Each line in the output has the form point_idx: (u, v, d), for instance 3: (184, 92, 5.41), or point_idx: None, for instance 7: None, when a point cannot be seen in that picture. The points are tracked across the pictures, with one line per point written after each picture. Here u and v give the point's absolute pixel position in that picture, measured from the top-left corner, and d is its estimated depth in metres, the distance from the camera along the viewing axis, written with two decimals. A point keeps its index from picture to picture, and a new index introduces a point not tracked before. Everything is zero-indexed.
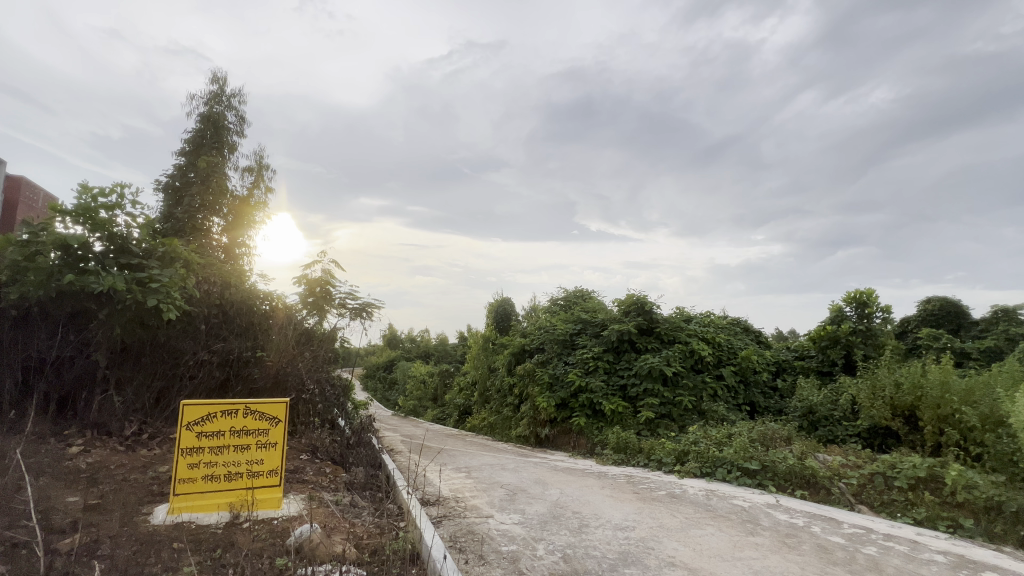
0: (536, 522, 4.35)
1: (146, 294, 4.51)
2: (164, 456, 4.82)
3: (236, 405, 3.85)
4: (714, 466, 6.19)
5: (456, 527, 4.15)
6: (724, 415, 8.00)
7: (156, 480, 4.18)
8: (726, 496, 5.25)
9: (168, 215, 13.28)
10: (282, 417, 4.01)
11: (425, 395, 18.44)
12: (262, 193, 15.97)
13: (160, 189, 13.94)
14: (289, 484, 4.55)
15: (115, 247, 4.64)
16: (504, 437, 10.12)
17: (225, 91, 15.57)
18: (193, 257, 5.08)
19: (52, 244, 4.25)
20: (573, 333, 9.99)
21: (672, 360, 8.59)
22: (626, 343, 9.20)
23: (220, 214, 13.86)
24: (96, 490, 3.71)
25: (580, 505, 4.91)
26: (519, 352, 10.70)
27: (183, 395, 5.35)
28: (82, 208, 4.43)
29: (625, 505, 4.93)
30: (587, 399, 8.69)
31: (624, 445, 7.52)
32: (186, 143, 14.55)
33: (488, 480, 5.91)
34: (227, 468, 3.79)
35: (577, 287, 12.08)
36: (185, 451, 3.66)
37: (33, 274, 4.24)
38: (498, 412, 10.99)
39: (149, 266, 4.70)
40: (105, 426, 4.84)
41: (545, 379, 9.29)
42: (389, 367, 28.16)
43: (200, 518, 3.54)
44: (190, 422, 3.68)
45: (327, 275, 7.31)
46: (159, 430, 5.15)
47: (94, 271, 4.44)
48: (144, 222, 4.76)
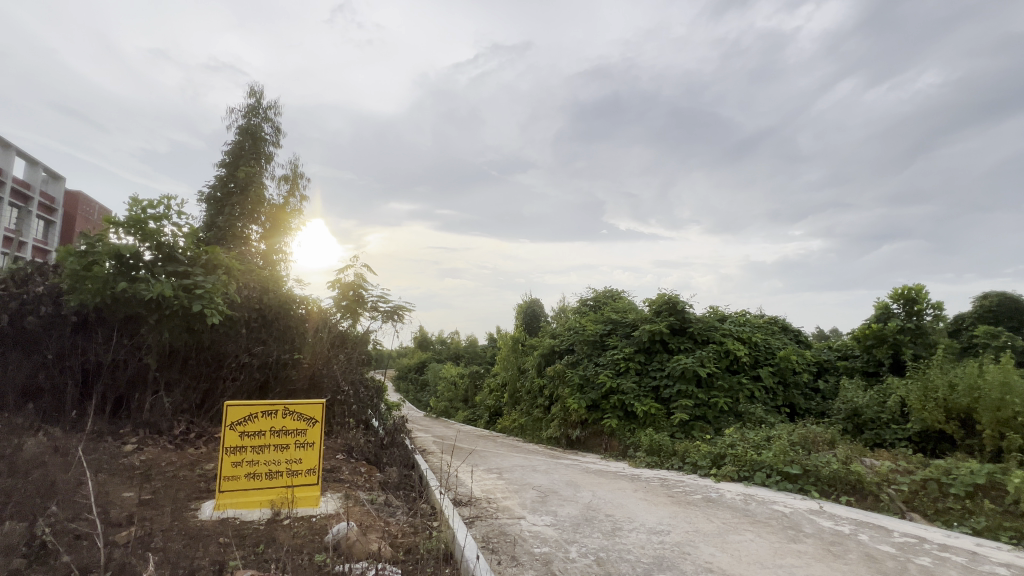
0: (569, 524, 4.32)
1: (191, 300, 4.77)
2: (209, 454, 5.06)
3: (276, 406, 4.00)
4: (753, 469, 5.99)
5: (489, 527, 4.17)
6: (762, 417, 7.74)
7: (203, 477, 4.39)
8: (765, 501, 5.09)
9: (210, 223, 13.95)
10: (319, 418, 4.13)
11: (456, 396, 18.66)
12: (298, 200, 16.55)
13: (203, 199, 14.65)
14: (327, 483, 4.69)
15: (163, 256, 4.91)
16: (535, 438, 10.13)
17: (262, 104, 16.24)
18: (234, 263, 5.31)
19: (107, 254, 4.55)
20: (602, 333, 9.88)
21: (706, 360, 8.37)
22: (658, 343, 9.02)
23: (259, 222, 14.46)
24: (148, 486, 3.92)
25: (613, 507, 4.85)
26: (548, 353, 10.68)
27: (226, 396, 5.59)
28: (133, 220, 4.70)
29: (659, 508, 4.84)
30: (619, 401, 8.59)
31: (658, 447, 7.38)
32: (227, 155, 15.23)
33: (520, 481, 5.92)
34: (267, 467, 3.93)
35: (607, 287, 11.95)
36: (229, 450, 3.83)
37: (90, 283, 4.53)
38: (529, 414, 10.99)
39: (194, 273, 4.95)
40: (155, 425, 5.09)
41: (575, 380, 9.25)
42: (420, 369, 28.59)
43: (243, 514, 3.69)
44: (234, 422, 3.85)
45: (359, 279, 7.51)
46: (205, 429, 5.40)
47: (144, 279, 4.71)
48: (188, 232, 5.00)
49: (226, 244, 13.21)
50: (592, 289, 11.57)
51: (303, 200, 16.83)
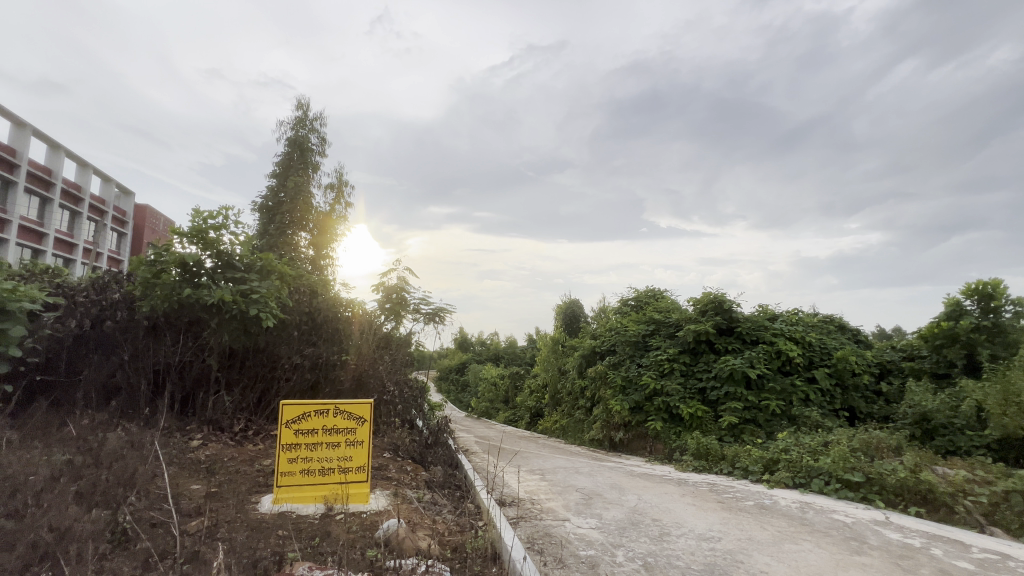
0: (615, 527, 4.26)
1: (248, 304, 5.06)
2: (267, 451, 5.34)
3: (327, 406, 4.17)
4: (810, 475, 5.69)
5: (534, 529, 4.18)
6: (819, 422, 7.36)
7: (261, 472, 4.64)
8: (824, 510, 4.82)
9: (263, 231, 14.71)
10: (367, 417, 4.26)
11: (497, 397, 18.79)
12: (343, 207, 17.19)
13: (256, 208, 15.47)
14: (376, 481, 4.83)
15: (223, 263, 5.24)
16: (577, 439, 10.05)
17: (309, 115, 16.99)
18: (286, 269, 5.57)
19: (174, 262, 4.91)
20: (645, 334, 9.67)
21: (757, 361, 8.02)
22: (704, 343, 8.74)
23: (307, 229, 15.13)
24: (213, 479, 4.19)
25: (660, 512, 4.74)
26: (589, 354, 10.57)
27: (281, 395, 5.88)
28: (196, 229, 5.03)
29: (709, 514, 4.69)
30: (663, 403, 8.39)
31: (705, 451, 7.16)
32: (278, 166, 16.02)
33: (563, 483, 5.89)
34: (321, 464, 4.10)
35: (648, 286, 11.67)
36: (285, 447, 4.02)
37: (159, 289, 4.90)
38: (570, 415, 10.93)
39: (250, 279, 5.25)
40: (217, 422, 5.41)
41: (618, 381, 9.10)
42: (461, 370, 28.97)
43: (299, 509, 3.87)
44: (289, 421, 4.04)
45: (402, 282, 7.71)
46: (262, 427, 5.70)
47: (207, 285, 5.04)
48: (244, 240, 5.29)
49: (278, 250, 13.88)
50: (633, 288, 11.32)
51: (347, 206, 17.47)
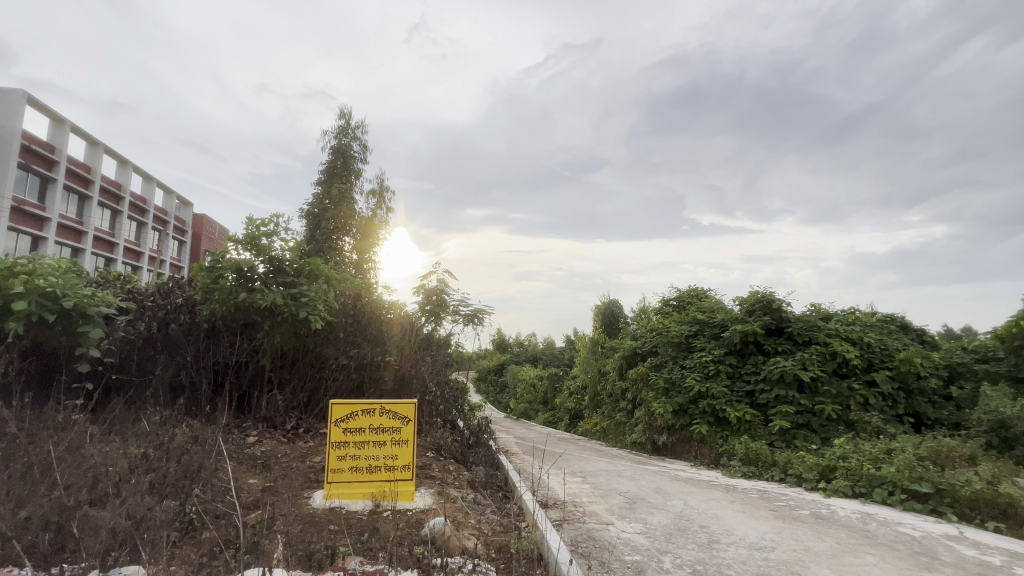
0: (661, 533, 4.16)
1: (298, 308, 5.33)
2: (317, 447, 5.56)
3: (374, 405, 4.30)
4: (871, 484, 5.35)
5: (577, 532, 4.14)
6: (880, 428, 6.92)
7: (312, 468, 4.84)
8: (888, 522, 4.53)
9: (310, 238, 15.35)
10: (412, 417, 4.36)
11: (535, 399, 18.79)
12: (384, 212, 17.69)
13: (304, 215, 16.17)
14: (420, 480, 4.93)
15: (274, 268, 5.51)
16: (618, 442, 9.89)
17: (350, 125, 17.63)
18: (332, 273, 5.79)
19: (230, 268, 5.21)
20: (688, 335, 9.38)
21: (810, 363, 7.61)
22: (751, 345, 8.39)
23: (350, 234, 15.67)
24: (269, 474, 4.41)
25: (708, 519, 4.59)
26: (630, 355, 10.38)
27: (329, 395, 6.10)
28: (249, 237, 5.31)
29: (761, 522, 4.50)
30: (709, 406, 8.13)
31: (755, 457, 6.88)
32: (323, 174, 16.69)
33: (605, 486, 5.80)
34: (368, 462, 4.22)
35: (691, 285, 11.31)
36: (334, 445, 4.17)
37: (218, 294, 5.22)
38: (611, 417, 10.78)
39: (299, 283, 5.50)
40: (271, 420, 5.69)
41: (660, 384, 8.88)
42: (499, 371, 29.12)
43: (349, 504, 4.02)
44: (338, 419, 4.19)
45: (441, 284, 7.84)
46: (312, 425, 5.93)
47: (260, 289, 5.32)
48: (294, 246, 5.53)
49: (324, 255, 14.43)
50: (675, 288, 11.00)
51: (388, 211, 17.96)
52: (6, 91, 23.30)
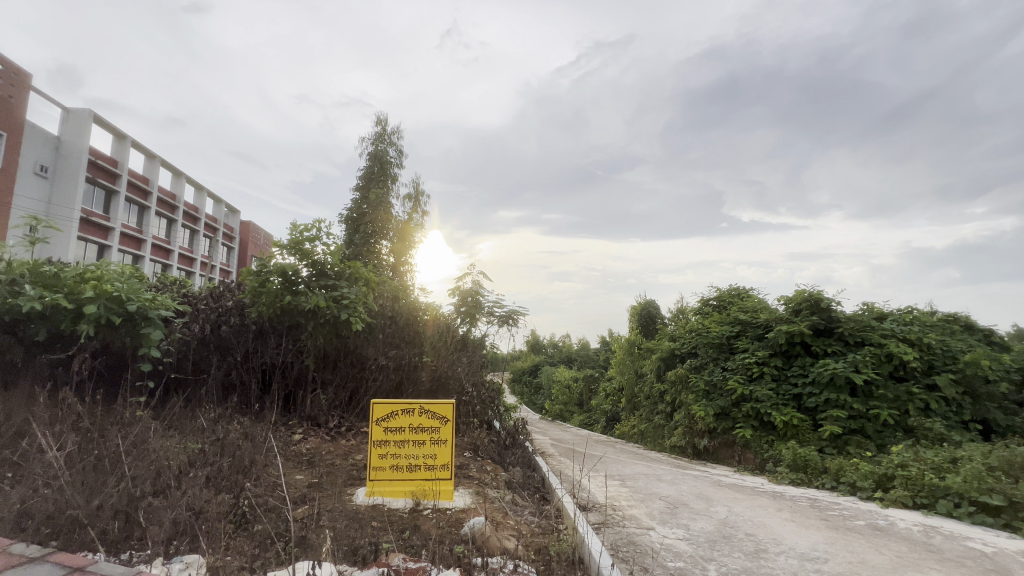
0: (704, 540, 4.04)
1: (340, 309, 5.53)
2: (359, 446, 5.71)
3: (413, 405, 4.38)
4: (934, 495, 5.01)
5: (617, 536, 4.07)
6: (944, 435, 6.49)
7: (354, 465, 4.96)
8: (954, 536, 4.23)
9: (349, 242, 15.81)
10: (450, 417, 4.41)
11: (571, 400, 18.66)
12: (419, 216, 18.03)
13: (343, 220, 16.71)
14: (458, 479, 4.99)
15: (317, 272, 5.70)
16: (657, 446, 9.69)
17: (386, 131, 18.10)
18: (371, 275, 5.95)
19: (275, 272, 5.44)
20: (729, 336, 9.06)
21: (863, 365, 7.19)
22: (798, 346, 8.01)
23: (388, 237, 16.04)
24: (314, 471, 4.56)
25: (755, 527, 4.42)
26: (668, 357, 10.14)
27: (370, 394, 6.26)
28: (293, 242, 5.52)
29: (812, 532, 4.29)
30: (753, 409, 7.83)
31: (804, 463, 6.57)
32: (361, 180, 17.19)
33: (645, 490, 5.68)
34: (407, 461, 4.30)
35: (731, 284, 10.92)
36: (376, 443, 4.28)
37: (265, 297, 5.46)
38: (649, 420, 10.57)
39: (340, 286, 5.68)
40: (315, 418, 5.88)
41: (700, 386, 8.63)
42: (534, 373, 29.09)
43: (390, 502, 4.12)
44: (380, 418, 4.30)
45: (476, 286, 7.94)
46: (354, 424, 6.09)
47: (304, 292, 5.53)
48: (335, 250, 5.71)
49: (363, 258, 14.83)
50: (715, 287, 10.66)
51: (423, 214, 18.31)
52: (75, 112, 25.23)
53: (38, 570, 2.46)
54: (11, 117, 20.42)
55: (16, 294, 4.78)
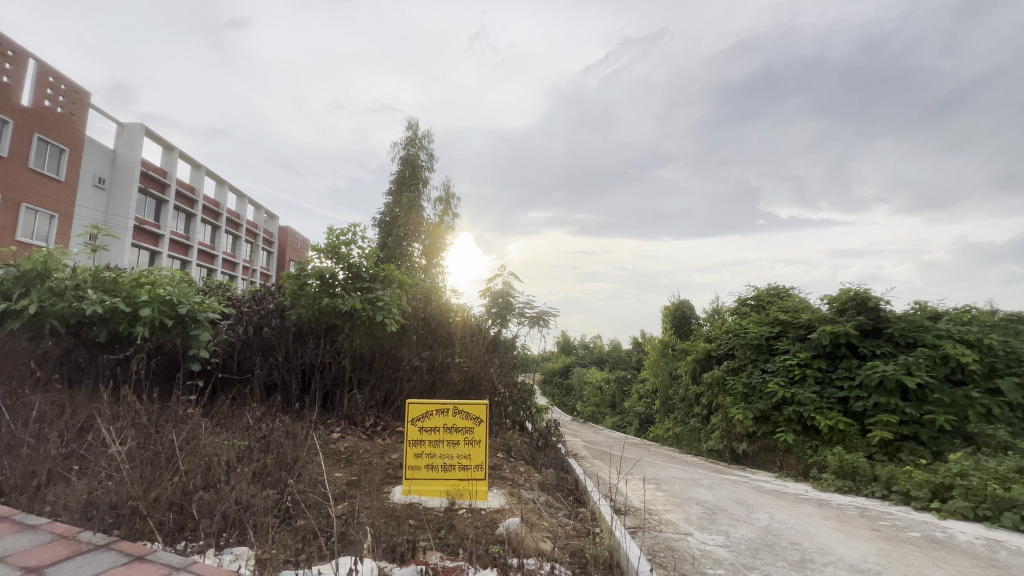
0: (746, 548, 3.91)
1: (375, 311, 5.67)
2: (394, 445, 5.83)
3: (448, 405, 4.44)
4: (998, 507, 4.69)
5: (654, 541, 4.00)
6: (1008, 443, 6.09)
7: (390, 464, 5.06)
8: (1022, 551, 3.95)
9: (382, 245, 16.15)
10: (484, 418, 4.43)
11: (603, 402, 18.45)
12: (450, 218, 18.27)
13: (377, 224, 17.11)
14: (492, 479, 5.02)
15: (353, 275, 5.85)
16: (693, 450, 9.46)
17: (417, 135, 18.43)
18: (404, 278, 6.07)
19: (314, 275, 5.61)
20: (769, 337, 8.75)
21: (916, 368, 6.79)
22: (844, 347, 7.65)
23: (420, 240, 16.29)
24: (352, 469, 4.69)
25: (799, 535, 4.25)
26: (704, 358, 9.88)
27: (404, 394, 6.37)
28: (330, 246, 5.68)
29: (862, 543, 4.09)
30: (795, 413, 7.53)
31: (851, 470, 6.26)
32: (393, 184, 17.57)
33: (682, 495, 5.55)
34: (442, 461, 4.35)
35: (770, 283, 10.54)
36: (411, 442, 4.36)
37: (305, 299, 5.65)
38: (684, 423, 10.35)
39: (375, 288, 5.82)
40: (352, 417, 6.03)
41: (738, 389, 8.37)
42: (565, 374, 28.94)
43: (426, 501, 4.19)
44: (415, 418, 4.38)
45: (507, 287, 7.99)
46: (389, 423, 6.22)
47: (341, 295, 5.69)
48: (370, 254, 5.84)
49: (396, 261, 15.13)
50: (752, 286, 10.32)
51: (454, 217, 18.54)
52: (129, 126, 26.82)
53: (104, 557, 2.63)
54: (72, 133, 21.86)
55: (79, 299, 5.11)
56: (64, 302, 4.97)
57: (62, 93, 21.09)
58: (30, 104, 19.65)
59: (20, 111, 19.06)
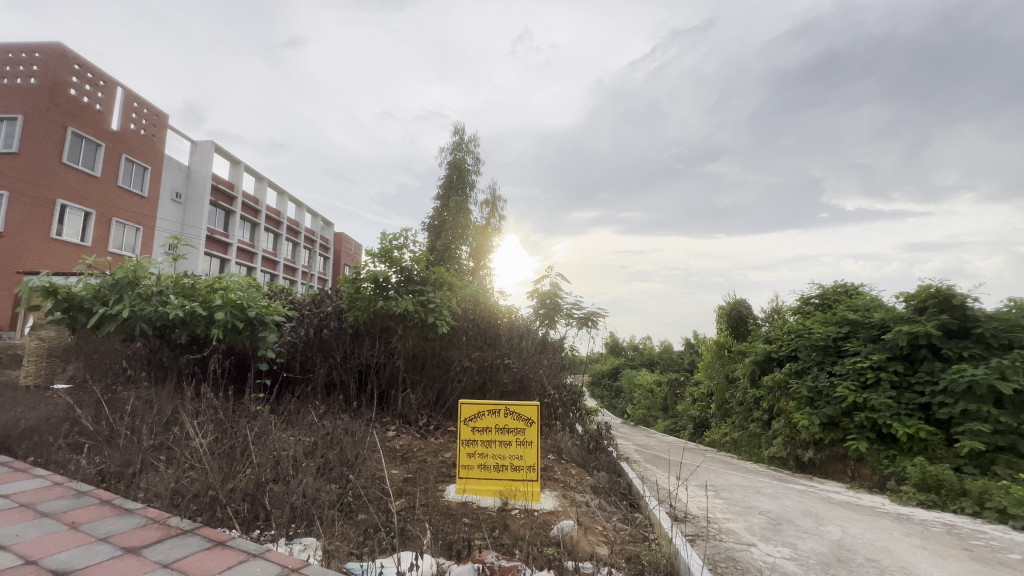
0: (816, 562, 3.68)
1: (427, 314, 5.83)
2: (447, 444, 5.95)
3: (499, 406, 4.48)
4: None
5: (714, 550, 3.85)
6: None
7: (443, 463, 5.17)
8: None
9: (431, 248, 16.52)
10: (535, 419, 4.43)
11: (654, 405, 17.98)
12: (497, 220, 18.45)
13: (426, 228, 17.58)
14: (544, 481, 5.01)
15: (405, 278, 6.03)
16: (753, 456, 9.02)
17: (464, 140, 18.75)
18: (454, 280, 6.19)
19: (369, 279, 5.83)
20: (837, 337, 8.19)
21: (1011, 371, 6.14)
22: (924, 349, 7.02)
23: (467, 242, 16.54)
24: (408, 467, 4.83)
25: (876, 551, 3.95)
26: (764, 360, 9.40)
27: (455, 395, 6.50)
28: (384, 251, 5.89)
29: (951, 563, 3.74)
30: (868, 419, 6.99)
31: (936, 483, 5.74)
32: (441, 189, 17.98)
33: (743, 503, 5.30)
34: (495, 461, 4.39)
35: (837, 279, 9.84)
36: (464, 442, 4.44)
37: (361, 302, 5.87)
38: (743, 428, 9.89)
39: (426, 291, 5.98)
40: (406, 416, 6.22)
41: (803, 393, 7.88)
42: (614, 376, 28.42)
43: (480, 501, 4.25)
44: (467, 419, 4.46)
45: (554, 288, 7.95)
46: (441, 423, 6.37)
47: (394, 298, 5.87)
48: (421, 257, 6.00)
49: (445, 263, 15.46)
50: (817, 284, 9.71)
51: (500, 219, 18.69)
52: (201, 144, 29.05)
53: (190, 541, 2.87)
54: (154, 152, 23.94)
55: (163, 304, 5.57)
56: (151, 307, 5.43)
57: (145, 116, 23.15)
58: (118, 127, 21.71)
59: (111, 134, 21.14)
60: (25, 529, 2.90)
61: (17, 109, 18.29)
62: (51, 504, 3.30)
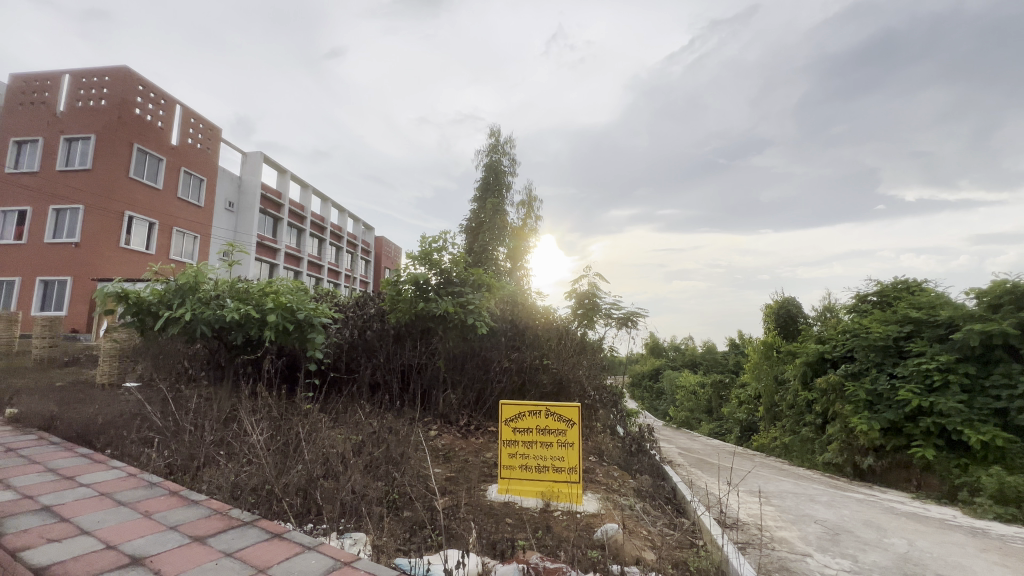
0: None
1: (466, 315, 5.91)
2: (488, 444, 5.99)
3: (539, 407, 4.48)
4: None
5: (766, 559, 3.70)
6: None
7: (485, 463, 5.21)
8: None
9: (469, 249, 16.74)
10: (576, 420, 4.39)
11: (698, 407, 17.46)
12: (533, 221, 18.45)
13: (464, 229, 17.80)
14: (585, 483, 4.97)
15: (444, 280, 6.12)
16: (806, 462, 8.58)
17: (500, 142, 18.88)
18: (492, 281, 6.24)
19: (410, 281, 5.95)
20: (898, 337, 7.67)
21: None
22: (999, 349, 6.48)
23: (503, 243, 16.63)
24: (451, 466, 4.91)
25: (948, 568, 3.68)
26: (816, 361, 8.94)
27: (495, 395, 6.55)
28: (424, 253, 5.99)
29: None
30: (935, 425, 6.51)
31: (1015, 495, 5.29)
32: (478, 191, 18.18)
33: (796, 511, 5.06)
34: (536, 461, 4.39)
35: (897, 275, 9.22)
36: (506, 442, 4.47)
37: (403, 304, 6.00)
38: (794, 432, 9.43)
39: (466, 293, 6.05)
40: (447, 416, 6.31)
41: (860, 396, 7.45)
42: (654, 377, 27.80)
43: (522, 501, 4.26)
44: (508, 419, 4.49)
45: (592, 288, 7.85)
46: (482, 423, 6.42)
47: (434, 299, 5.98)
48: (459, 259, 6.08)
49: (483, 265, 15.64)
50: (874, 280, 9.14)
51: (537, 219, 18.68)
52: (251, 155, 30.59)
53: (250, 532, 3.02)
54: (209, 164, 25.43)
55: (220, 307, 5.89)
56: (210, 311, 5.75)
57: (201, 131, 24.64)
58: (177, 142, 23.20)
59: (171, 149, 22.61)
60: (105, 516, 3.14)
61: (91, 130, 19.88)
62: (127, 494, 3.56)
